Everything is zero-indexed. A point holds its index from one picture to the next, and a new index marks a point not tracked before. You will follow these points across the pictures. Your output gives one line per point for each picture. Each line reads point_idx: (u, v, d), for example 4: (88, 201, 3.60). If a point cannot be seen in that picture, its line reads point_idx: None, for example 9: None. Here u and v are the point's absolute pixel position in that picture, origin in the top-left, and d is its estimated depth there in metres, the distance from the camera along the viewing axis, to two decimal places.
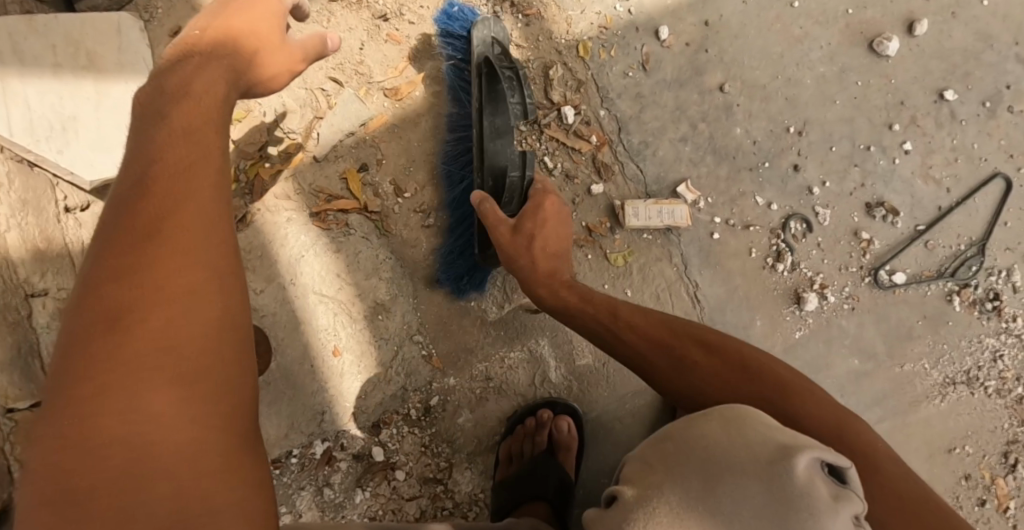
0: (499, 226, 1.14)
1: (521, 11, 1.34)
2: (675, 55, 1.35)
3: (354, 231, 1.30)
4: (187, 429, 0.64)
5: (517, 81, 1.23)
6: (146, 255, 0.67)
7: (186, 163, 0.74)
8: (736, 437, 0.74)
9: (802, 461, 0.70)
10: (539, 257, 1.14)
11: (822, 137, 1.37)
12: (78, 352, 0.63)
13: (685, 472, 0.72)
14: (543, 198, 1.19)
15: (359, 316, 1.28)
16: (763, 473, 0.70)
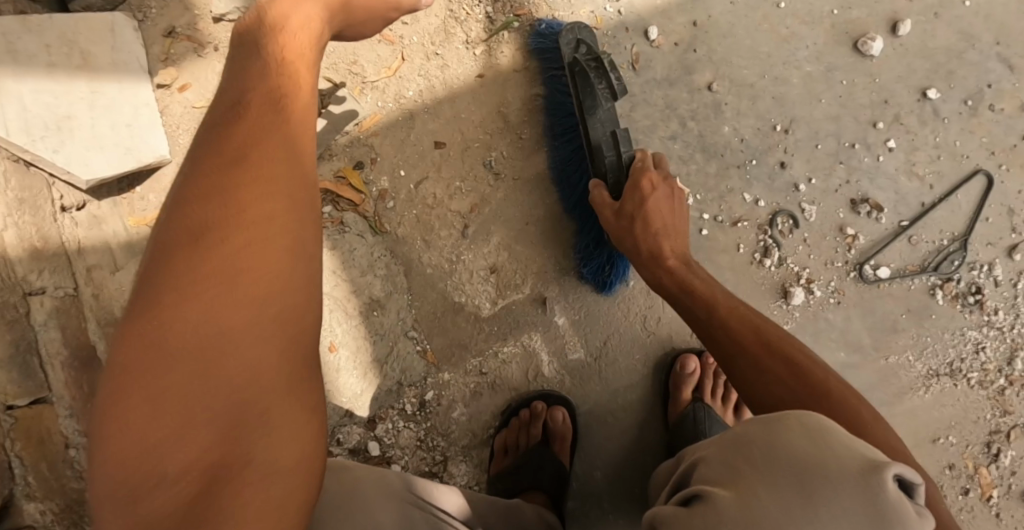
0: (606, 212, 1.20)
1: (513, 11, 1.36)
2: (664, 55, 1.37)
3: (349, 228, 1.32)
4: (256, 383, 0.73)
5: (602, 70, 1.21)
6: (229, 181, 0.80)
7: (271, 108, 0.87)
8: (825, 447, 0.76)
9: (894, 477, 0.73)
10: (646, 235, 1.16)
11: (808, 135, 1.40)
12: (153, 303, 0.73)
13: (780, 476, 0.74)
14: (658, 183, 1.19)
15: (354, 312, 1.29)
16: (859, 483, 0.72)
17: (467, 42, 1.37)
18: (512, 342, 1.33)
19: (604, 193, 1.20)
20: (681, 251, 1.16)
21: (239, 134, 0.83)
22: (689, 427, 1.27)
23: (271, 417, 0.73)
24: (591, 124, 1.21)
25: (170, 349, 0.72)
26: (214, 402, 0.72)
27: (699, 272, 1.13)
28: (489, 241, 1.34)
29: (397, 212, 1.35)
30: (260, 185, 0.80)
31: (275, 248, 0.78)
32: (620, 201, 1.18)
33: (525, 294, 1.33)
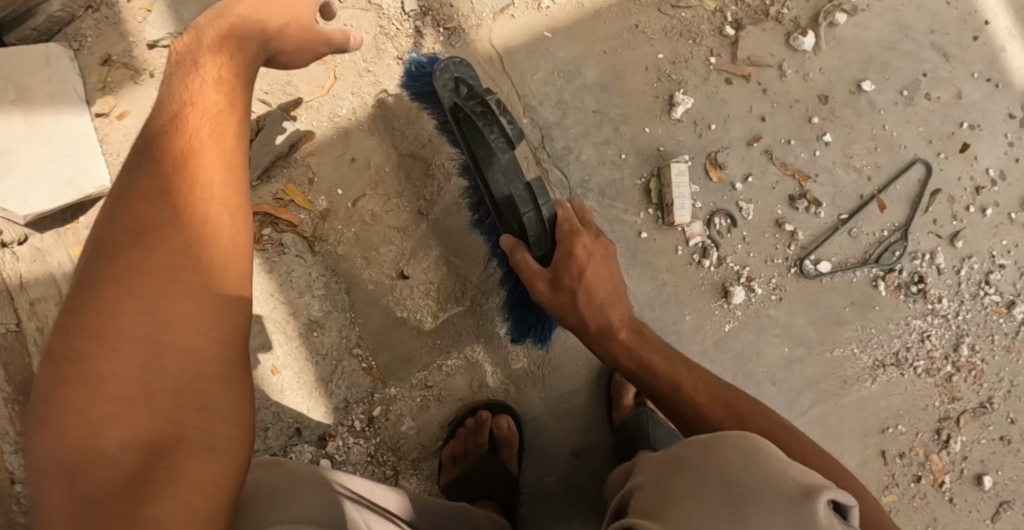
0: (538, 283, 1.15)
1: (442, 25, 1.37)
2: (595, 60, 1.37)
3: (288, 249, 1.33)
4: (192, 370, 0.80)
5: (492, 116, 1.16)
6: (170, 187, 0.87)
7: (211, 115, 0.93)
8: (760, 475, 0.75)
9: (825, 504, 0.72)
10: (589, 311, 1.15)
11: (743, 133, 1.40)
12: (98, 296, 0.80)
13: (710, 499, 0.75)
14: (592, 248, 1.16)
15: (294, 333, 1.30)
16: (787, 510, 0.72)
17: (397, 57, 1.37)
18: (455, 353, 1.34)
19: (526, 263, 1.16)
20: (628, 317, 1.17)
21: (178, 141, 0.90)
22: (634, 430, 1.27)
23: (208, 401, 0.80)
24: (492, 175, 1.14)
25: (116, 336, 0.79)
26: (154, 386, 0.78)
27: (651, 340, 1.15)
28: (428, 258, 1.35)
29: (337, 231, 1.36)
30: (197, 191, 0.87)
31: (212, 250, 0.85)
32: (555, 270, 1.14)
33: (466, 308, 1.34)
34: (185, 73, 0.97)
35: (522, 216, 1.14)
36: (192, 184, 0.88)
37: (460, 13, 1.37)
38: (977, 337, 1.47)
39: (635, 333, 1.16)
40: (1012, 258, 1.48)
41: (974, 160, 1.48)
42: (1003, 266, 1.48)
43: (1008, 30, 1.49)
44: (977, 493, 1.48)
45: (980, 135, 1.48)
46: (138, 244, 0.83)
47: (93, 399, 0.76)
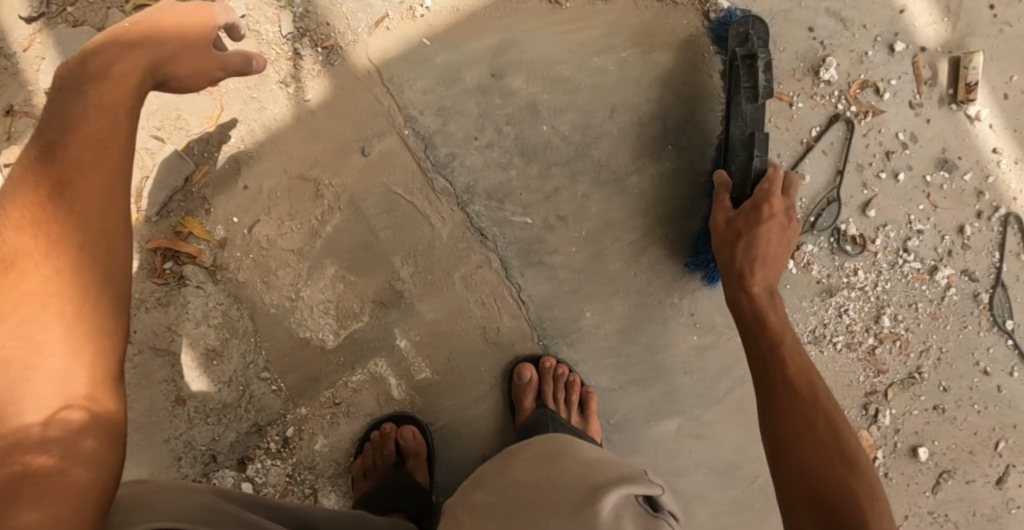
0: (720, 213, 1.25)
1: (319, 44, 1.37)
2: (475, 63, 1.35)
3: (189, 280, 1.35)
4: (63, 392, 0.77)
5: (755, 59, 1.25)
6: (49, 207, 0.82)
7: (94, 134, 0.86)
8: (552, 482, 0.85)
9: (612, 496, 0.80)
10: (750, 258, 1.21)
11: (632, 121, 1.37)
12: None
13: (505, 511, 0.83)
14: (778, 210, 1.23)
15: (195, 364, 1.33)
16: (574, 513, 0.78)
17: (279, 81, 1.38)
18: (360, 368, 1.35)
19: (724, 199, 1.26)
20: (769, 281, 1.21)
21: (59, 161, 0.83)
22: (536, 433, 1.28)
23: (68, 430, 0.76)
24: (733, 123, 1.28)
25: None
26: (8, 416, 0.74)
27: (778, 307, 1.18)
28: (325, 276, 1.35)
29: (236, 259, 1.37)
30: (77, 214, 0.82)
31: (85, 273, 0.81)
32: (735, 214, 1.24)
33: (366, 321, 1.34)
34: (78, 76, 0.89)
35: (737, 159, 1.27)
36: (59, 213, 0.82)
37: (336, 31, 1.37)
38: (899, 307, 1.43)
39: (768, 296, 1.19)
40: (929, 223, 1.45)
41: (883, 126, 1.44)
42: (921, 231, 1.44)
43: None
44: (913, 464, 1.45)
45: (887, 99, 1.44)
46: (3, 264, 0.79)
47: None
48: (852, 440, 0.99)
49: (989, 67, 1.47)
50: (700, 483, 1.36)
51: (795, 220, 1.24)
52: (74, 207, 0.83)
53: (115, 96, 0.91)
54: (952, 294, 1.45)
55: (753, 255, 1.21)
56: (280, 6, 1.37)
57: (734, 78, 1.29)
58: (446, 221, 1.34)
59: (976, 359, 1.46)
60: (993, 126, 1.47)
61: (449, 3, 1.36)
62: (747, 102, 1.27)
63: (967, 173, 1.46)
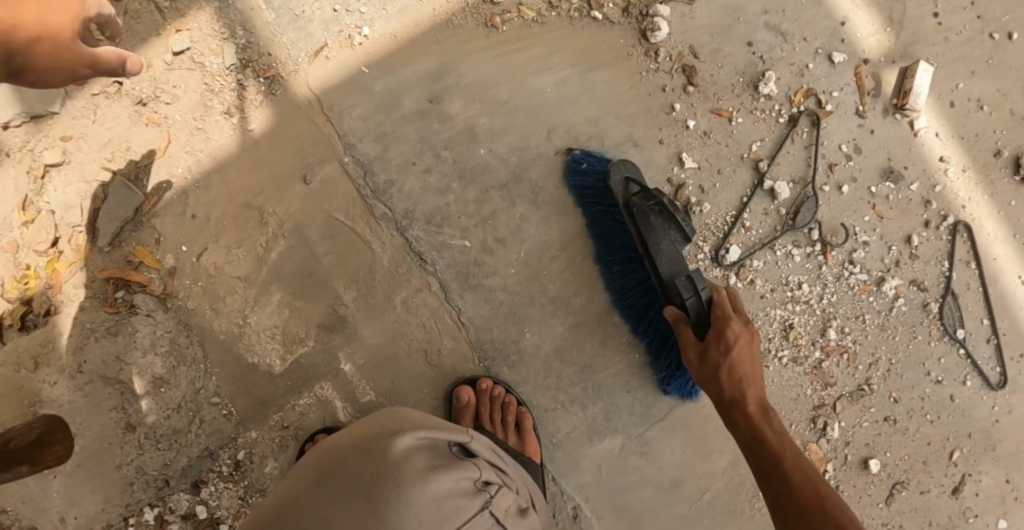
0: (690, 352, 1.20)
1: (262, 74, 1.40)
2: (412, 89, 1.38)
3: (139, 309, 1.39)
4: None
5: (671, 211, 1.23)
6: None
7: None
8: (363, 433, 0.94)
9: (406, 439, 0.89)
10: (731, 382, 1.18)
11: (570, 142, 1.39)
12: None
13: (311, 472, 0.89)
14: (741, 333, 1.18)
15: (143, 390, 1.36)
16: (370, 451, 0.88)
17: (224, 111, 1.42)
18: (307, 392, 1.37)
19: (689, 334, 1.20)
20: (761, 396, 1.18)
21: None
22: None
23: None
24: (659, 262, 1.23)
25: None
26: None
27: (775, 421, 1.15)
28: (271, 303, 1.38)
29: (185, 286, 1.41)
30: None
31: None
32: (706, 345, 1.19)
33: (312, 345, 1.37)
34: None
35: (685, 301, 1.21)
36: None
37: (278, 61, 1.40)
38: (846, 319, 1.43)
39: (762, 414, 1.16)
40: (876, 234, 1.44)
41: (826, 138, 1.44)
42: (867, 242, 1.44)
43: None
44: (864, 476, 1.44)
45: (830, 110, 1.44)
46: None
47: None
48: (815, 486, 1.05)
49: (935, 75, 1.46)
50: (644, 499, 1.38)
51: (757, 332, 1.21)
52: None
53: None
54: (900, 305, 1.44)
55: (739, 378, 1.18)
56: (224, 38, 1.42)
57: (642, 232, 1.24)
58: (387, 246, 1.36)
59: (928, 369, 1.46)
60: (939, 134, 1.46)
61: (386, 30, 1.40)
62: (665, 238, 1.24)
63: (914, 182, 1.45)
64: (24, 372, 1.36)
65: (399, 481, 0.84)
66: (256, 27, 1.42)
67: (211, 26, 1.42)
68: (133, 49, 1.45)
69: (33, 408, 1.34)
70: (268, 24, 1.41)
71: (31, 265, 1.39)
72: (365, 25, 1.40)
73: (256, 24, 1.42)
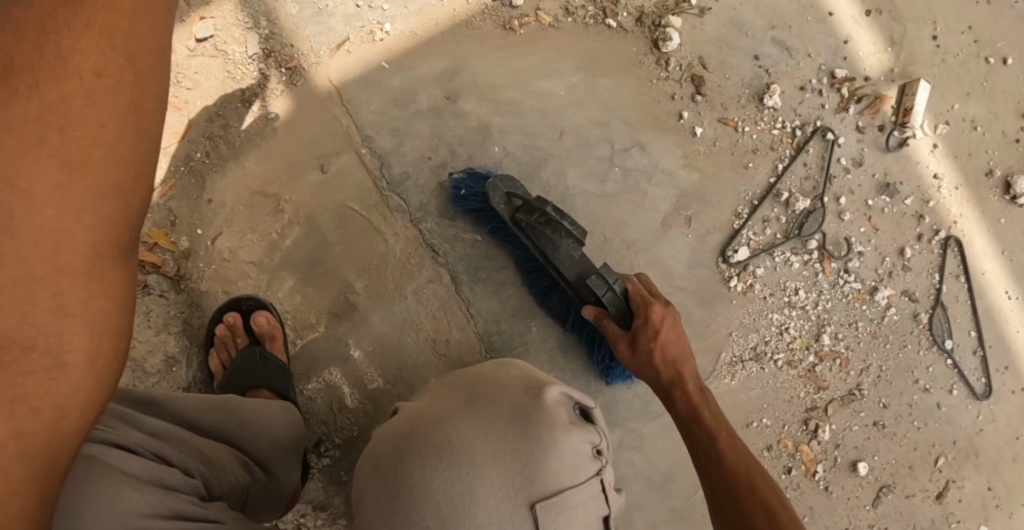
0: (621, 344, 1.22)
1: (283, 64, 1.44)
2: (429, 86, 1.42)
3: (152, 289, 1.39)
4: (44, 399, 0.67)
5: (556, 222, 1.25)
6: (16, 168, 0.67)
7: (75, 77, 0.71)
8: (503, 374, 1.06)
9: (554, 392, 1.01)
10: (666, 363, 1.21)
11: (579, 144, 1.43)
12: None
13: (455, 399, 1.01)
14: (663, 314, 1.22)
15: (153, 371, 1.37)
16: (527, 395, 1.00)
17: (244, 99, 1.43)
18: (314, 378, 1.39)
19: (614, 329, 1.23)
20: (697, 375, 1.21)
21: (33, 110, 0.69)
22: None
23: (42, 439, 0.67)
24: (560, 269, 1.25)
25: None
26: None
27: (717, 412, 1.17)
28: (281, 288, 1.40)
29: (198, 270, 1.41)
30: (63, 182, 0.68)
31: (74, 256, 0.69)
32: (635, 334, 1.21)
33: (321, 332, 1.39)
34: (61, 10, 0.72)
35: (606, 295, 1.23)
36: (25, 174, 0.67)
37: (299, 53, 1.44)
38: (839, 325, 1.48)
39: (699, 390, 1.19)
40: (871, 245, 1.50)
41: (828, 150, 1.48)
42: (861, 253, 1.49)
43: (852, 18, 1.51)
44: (852, 478, 1.49)
45: (831, 124, 1.49)
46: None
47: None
48: (767, 486, 1.05)
49: (931, 95, 1.53)
50: (638, 494, 1.41)
51: (678, 315, 1.24)
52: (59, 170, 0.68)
53: (90, 29, 0.72)
54: (892, 314, 1.50)
55: (670, 355, 1.21)
56: (248, 27, 1.45)
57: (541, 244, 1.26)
58: (399, 237, 1.39)
59: (916, 377, 1.51)
60: (934, 150, 1.52)
61: (406, 27, 1.44)
62: (575, 250, 1.25)
63: (908, 197, 1.51)
64: None
65: (548, 424, 0.97)
66: (279, 19, 1.45)
67: (237, 16, 1.45)
68: None
69: None
70: (291, 17, 1.44)
71: None
72: (386, 21, 1.43)
73: (279, 16, 1.44)
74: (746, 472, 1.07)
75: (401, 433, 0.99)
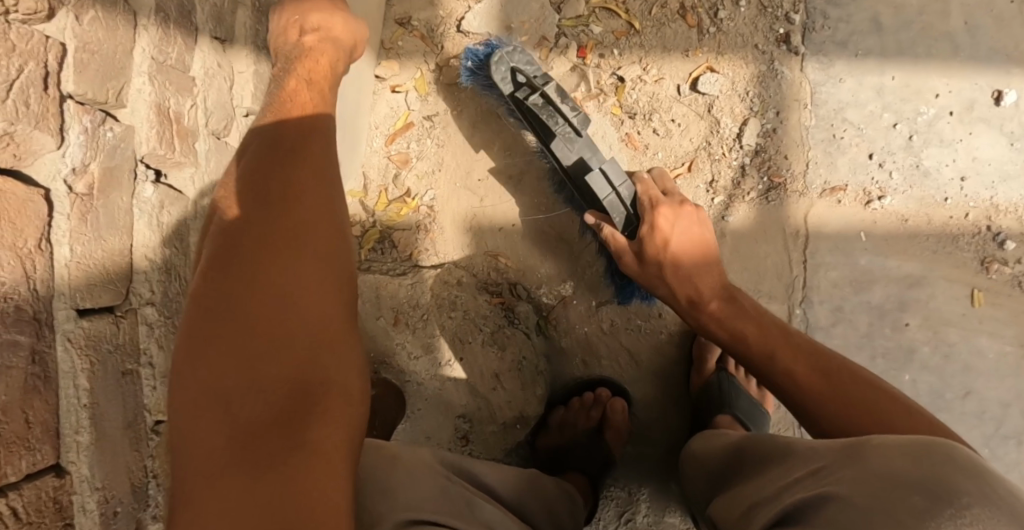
0: (624, 256, 1.16)
1: (768, 174, 1.30)
2: (886, 282, 1.31)
3: (519, 323, 1.30)
4: (245, 427, 0.65)
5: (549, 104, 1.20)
6: (302, 190, 0.76)
7: (303, 146, 0.80)
8: (912, 458, 0.67)
9: (942, 458, 0.66)
10: (678, 280, 1.13)
11: (974, 413, 1.29)
12: (250, 238, 0.73)
13: (868, 443, 0.72)
14: (676, 218, 1.15)
15: (504, 421, 1.28)
16: (908, 467, 0.66)
17: (709, 183, 1.30)
18: (619, 485, 1.34)
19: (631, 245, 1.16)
20: (722, 287, 1.12)
21: (297, 148, 0.80)
22: None
23: (327, 327, 0.70)
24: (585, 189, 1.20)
25: (258, 335, 0.68)
26: (305, 323, 0.69)
27: (798, 338, 1.04)
28: (643, 390, 1.34)
29: (571, 323, 1.31)
30: (327, 228, 0.75)
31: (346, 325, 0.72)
32: (642, 249, 1.14)
33: (655, 450, 1.34)
34: (298, 82, 0.89)
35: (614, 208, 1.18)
36: (282, 166, 0.78)
37: (791, 170, 1.30)
38: None
39: (727, 297, 1.11)
40: None
41: None
42: None
43: None
44: None
45: None
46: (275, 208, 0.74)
47: (221, 300, 0.70)
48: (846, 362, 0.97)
49: None
50: None
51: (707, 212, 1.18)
52: (328, 220, 0.75)
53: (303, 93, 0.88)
54: None
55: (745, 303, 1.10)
56: (752, 110, 1.30)
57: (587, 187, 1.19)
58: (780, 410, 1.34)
59: None
60: None
61: (901, 209, 1.31)
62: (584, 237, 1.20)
63: None
64: (382, 322, 1.24)
65: (936, 481, 0.64)
66: (788, 121, 1.30)
67: (745, 89, 1.30)
68: (650, 53, 1.30)
69: (375, 368, 1.24)
70: (803, 128, 1.30)
71: (415, 194, 1.33)
72: (888, 192, 1.31)
73: (790, 119, 1.30)
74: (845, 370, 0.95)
75: (842, 446, 0.75)
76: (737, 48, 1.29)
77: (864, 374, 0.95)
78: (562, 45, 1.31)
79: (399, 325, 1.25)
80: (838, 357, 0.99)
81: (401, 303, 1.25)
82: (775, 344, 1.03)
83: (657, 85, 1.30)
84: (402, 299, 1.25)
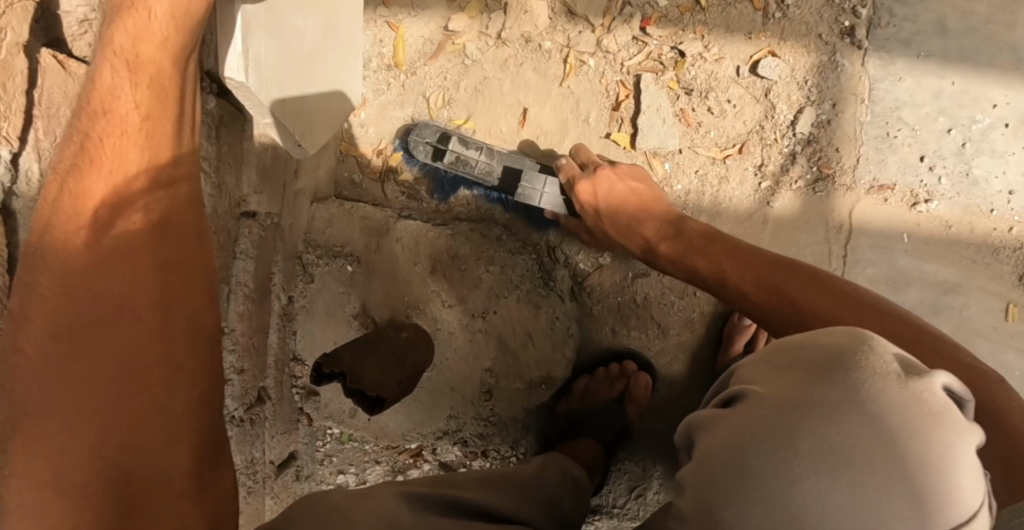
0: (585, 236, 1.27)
1: (817, 164, 1.30)
2: (922, 285, 1.31)
3: (555, 287, 1.31)
4: (121, 467, 0.77)
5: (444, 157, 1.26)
6: (168, 222, 0.81)
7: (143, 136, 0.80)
8: (809, 336, 0.63)
9: (839, 337, 0.62)
10: (629, 233, 1.20)
11: None
12: (115, 278, 0.78)
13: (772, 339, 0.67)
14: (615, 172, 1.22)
15: (527, 380, 1.29)
16: (799, 344, 0.63)
17: (757, 168, 1.30)
18: (633, 459, 1.34)
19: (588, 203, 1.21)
20: (673, 219, 1.19)
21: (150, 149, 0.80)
22: None
23: (190, 385, 0.81)
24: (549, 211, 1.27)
25: (128, 381, 0.78)
26: (174, 368, 0.80)
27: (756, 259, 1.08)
28: (669, 367, 1.33)
29: (604, 291, 1.32)
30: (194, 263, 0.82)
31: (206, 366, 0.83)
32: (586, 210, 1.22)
33: (673, 428, 1.34)
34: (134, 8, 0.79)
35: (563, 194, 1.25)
36: (133, 174, 0.79)
37: (841, 164, 1.30)
38: None
39: (680, 230, 1.17)
40: None
41: None
42: None
43: None
44: None
45: None
46: (139, 242, 0.79)
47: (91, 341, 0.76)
48: (810, 275, 1.02)
49: None
50: None
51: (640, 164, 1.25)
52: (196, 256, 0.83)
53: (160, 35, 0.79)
54: None
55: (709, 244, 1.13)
56: (808, 99, 1.30)
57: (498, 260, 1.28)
58: None
59: None
60: None
61: (945, 215, 1.31)
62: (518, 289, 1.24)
63: None
64: (418, 269, 1.24)
65: (829, 362, 0.59)
66: (843, 114, 1.30)
67: (803, 78, 1.30)
68: (713, 32, 1.30)
69: (408, 313, 1.23)
70: (857, 123, 1.30)
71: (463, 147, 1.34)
72: (934, 196, 1.30)
73: (845, 113, 1.30)
74: (797, 277, 1.02)
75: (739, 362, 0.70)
76: (800, 36, 1.29)
77: (824, 284, 1.00)
78: (628, 14, 1.30)
79: (435, 273, 1.25)
80: (775, 260, 1.07)
81: (437, 251, 1.26)
82: (732, 271, 1.07)
83: (717, 64, 1.30)
84: (439, 248, 1.26)
